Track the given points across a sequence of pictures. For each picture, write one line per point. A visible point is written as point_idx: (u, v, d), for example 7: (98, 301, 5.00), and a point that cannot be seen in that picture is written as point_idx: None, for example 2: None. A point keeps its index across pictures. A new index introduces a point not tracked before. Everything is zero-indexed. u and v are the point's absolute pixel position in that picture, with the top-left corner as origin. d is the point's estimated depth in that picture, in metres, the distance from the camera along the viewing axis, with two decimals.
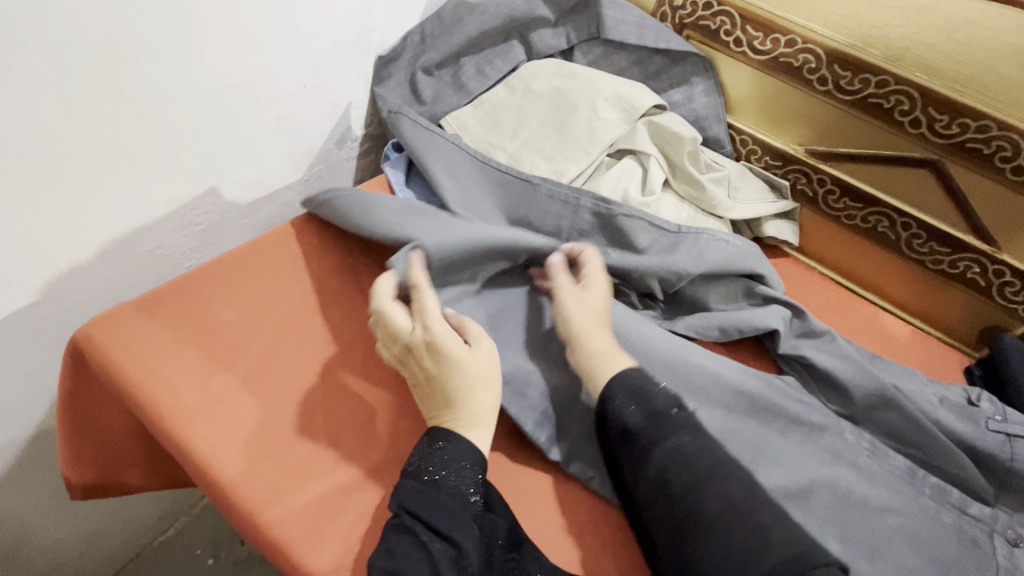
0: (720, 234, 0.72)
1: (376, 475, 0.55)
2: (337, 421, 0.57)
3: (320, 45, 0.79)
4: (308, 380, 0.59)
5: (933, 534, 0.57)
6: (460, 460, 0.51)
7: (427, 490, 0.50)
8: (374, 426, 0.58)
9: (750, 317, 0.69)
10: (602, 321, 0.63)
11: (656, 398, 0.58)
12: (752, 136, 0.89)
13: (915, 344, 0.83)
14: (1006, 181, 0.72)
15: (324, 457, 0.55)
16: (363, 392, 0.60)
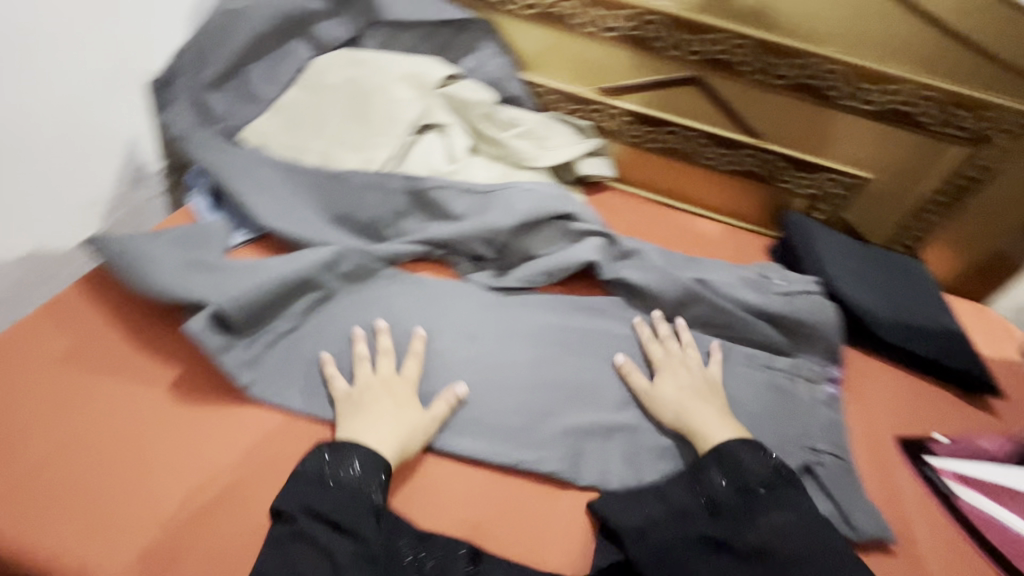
0: (525, 185, 0.77)
1: (244, 510, 0.54)
2: (191, 469, 0.55)
3: (73, 85, 0.72)
4: (153, 439, 0.56)
5: (743, 393, 0.68)
6: (366, 468, 0.55)
7: (325, 496, 0.53)
8: (234, 463, 0.56)
9: (568, 254, 0.75)
10: (712, 394, 0.66)
11: (744, 476, 0.58)
12: (546, 86, 0.93)
13: (724, 240, 0.95)
14: (750, 81, 0.83)
15: (182, 509, 0.53)
16: (222, 432, 0.58)
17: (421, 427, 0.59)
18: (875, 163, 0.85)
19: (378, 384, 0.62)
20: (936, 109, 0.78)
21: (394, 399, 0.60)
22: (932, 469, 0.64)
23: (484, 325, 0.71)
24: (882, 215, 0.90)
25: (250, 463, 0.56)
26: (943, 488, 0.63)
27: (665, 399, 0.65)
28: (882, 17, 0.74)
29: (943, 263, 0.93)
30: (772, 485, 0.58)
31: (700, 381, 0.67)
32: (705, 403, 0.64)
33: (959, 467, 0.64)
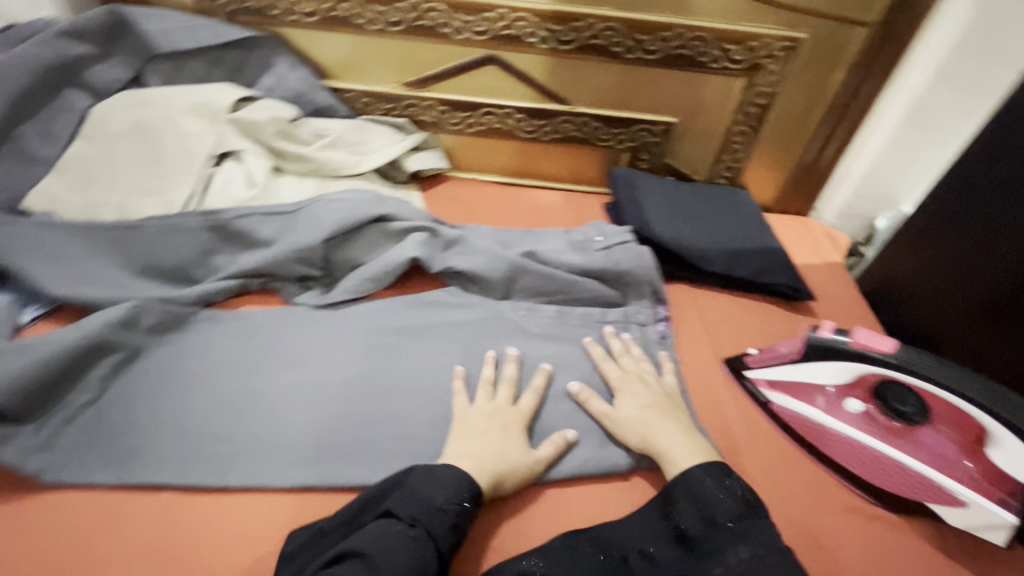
0: (333, 196, 0.75)
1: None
2: (42, 562, 0.51)
3: None
4: (18, 538, 0.52)
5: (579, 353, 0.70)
6: (463, 489, 0.53)
7: (416, 502, 0.52)
8: (115, 547, 0.52)
9: (391, 256, 0.74)
10: (682, 414, 0.63)
11: (720, 508, 0.53)
12: (355, 91, 0.93)
13: (565, 207, 0.96)
14: (541, 50, 0.85)
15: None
16: (53, 529, 0.53)
17: (523, 462, 0.58)
18: (676, 107, 0.90)
19: (491, 412, 0.62)
20: (709, 47, 0.82)
21: (496, 424, 0.61)
22: (753, 381, 0.66)
23: (313, 346, 0.69)
24: (698, 153, 0.96)
25: (130, 546, 0.53)
26: (764, 398, 0.65)
27: (626, 419, 0.62)
28: None
29: (762, 187, 1.00)
30: (742, 517, 0.52)
31: (666, 399, 0.63)
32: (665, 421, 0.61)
33: (775, 374, 0.65)
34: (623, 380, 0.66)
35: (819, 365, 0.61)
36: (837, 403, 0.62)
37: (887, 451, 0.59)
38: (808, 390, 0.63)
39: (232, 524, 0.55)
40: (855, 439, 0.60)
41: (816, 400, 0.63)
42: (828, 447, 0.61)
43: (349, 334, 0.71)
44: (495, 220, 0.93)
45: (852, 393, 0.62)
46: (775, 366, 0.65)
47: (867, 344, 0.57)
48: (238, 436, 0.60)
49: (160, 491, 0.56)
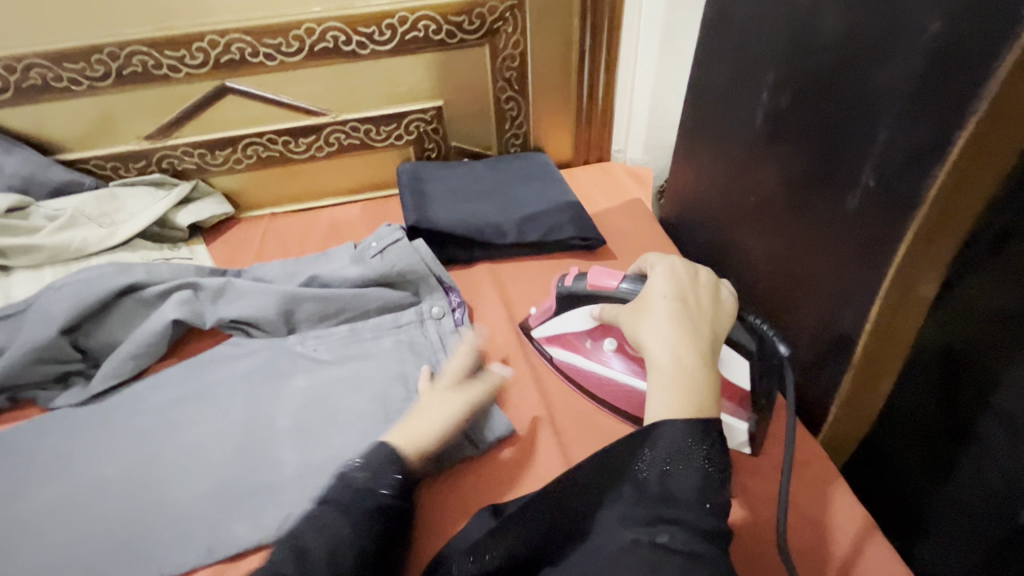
0: (64, 280, 0.68)
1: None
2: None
3: None
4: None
5: (374, 366, 0.67)
6: (388, 463, 0.50)
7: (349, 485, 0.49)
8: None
9: (149, 324, 0.68)
10: (714, 339, 0.50)
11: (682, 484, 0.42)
12: (96, 158, 0.85)
13: (365, 217, 0.93)
14: (272, 67, 0.80)
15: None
16: None
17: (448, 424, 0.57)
18: (438, 89, 0.88)
19: (428, 395, 0.61)
20: (438, 24, 0.81)
21: (432, 399, 0.60)
22: (538, 339, 0.70)
23: (76, 451, 0.62)
24: (480, 129, 0.94)
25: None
26: (547, 354, 0.69)
27: (649, 309, 0.53)
28: None
29: (559, 144, 1.00)
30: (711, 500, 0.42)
31: (696, 317, 0.51)
32: (688, 337, 0.49)
33: (548, 330, 0.69)
34: (658, 266, 0.57)
35: (574, 314, 0.66)
36: (598, 346, 0.66)
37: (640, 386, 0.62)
38: (575, 339, 0.67)
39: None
40: (616, 379, 0.63)
41: (584, 347, 0.66)
42: (599, 390, 0.64)
43: (116, 422, 0.64)
44: (291, 252, 0.87)
45: (609, 334, 0.65)
46: (548, 323, 0.69)
47: (596, 284, 0.62)
48: (138, 528, 0.55)
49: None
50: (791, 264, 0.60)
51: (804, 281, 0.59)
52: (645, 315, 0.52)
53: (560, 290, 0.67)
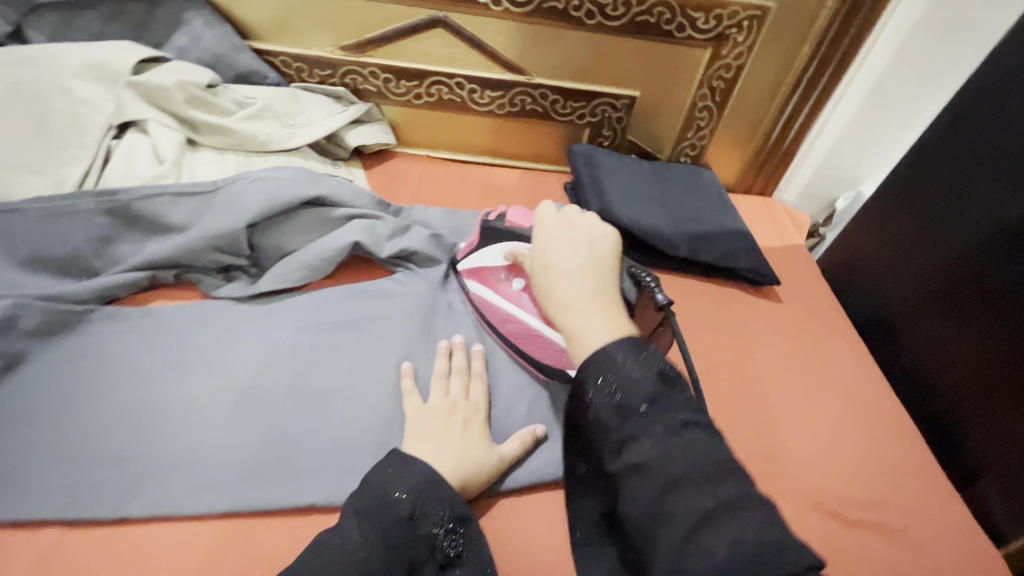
0: (258, 173, 0.66)
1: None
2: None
3: None
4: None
5: None
6: (422, 489, 0.47)
7: (387, 512, 0.45)
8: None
9: (328, 241, 0.66)
10: (598, 279, 0.50)
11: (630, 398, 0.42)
12: (287, 55, 0.82)
13: (522, 187, 0.90)
14: (495, 12, 0.77)
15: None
16: None
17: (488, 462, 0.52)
18: (641, 80, 0.84)
19: (447, 408, 0.55)
20: (673, 14, 0.77)
21: (455, 420, 0.54)
22: (462, 273, 0.68)
23: (236, 347, 0.60)
24: (661, 129, 0.91)
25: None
26: (466, 287, 0.67)
27: (541, 270, 0.52)
28: None
29: (727, 165, 0.96)
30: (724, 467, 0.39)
31: (577, 263, 0.51)
32: (572, 287, 0.49)
33: (469, 263, 0.67)
34: (540, 218, 0.57)
35: (492, 247, 0.64)
36: (510, 285, 0.62)
37: (542, 327, 0.59)
38: (490, 274, 0.64)
39: (131, 556, 0.46)
40: (521, 318, 0.60)
41: (495, 283, 0.64)
42: (507, 330, 0.62)
43: (280, 330, 0.62)
44: (448, 202, 0.85)
45: (521, 273, 0.62)
46: (471, 256, 0.67)
47: (513, 222, 0.62)
48: (301, 446, 0.54)
49: (42, 528, 0.46)
50: (1004, 363, 0.59)
51: (1015, 381, 0.58)
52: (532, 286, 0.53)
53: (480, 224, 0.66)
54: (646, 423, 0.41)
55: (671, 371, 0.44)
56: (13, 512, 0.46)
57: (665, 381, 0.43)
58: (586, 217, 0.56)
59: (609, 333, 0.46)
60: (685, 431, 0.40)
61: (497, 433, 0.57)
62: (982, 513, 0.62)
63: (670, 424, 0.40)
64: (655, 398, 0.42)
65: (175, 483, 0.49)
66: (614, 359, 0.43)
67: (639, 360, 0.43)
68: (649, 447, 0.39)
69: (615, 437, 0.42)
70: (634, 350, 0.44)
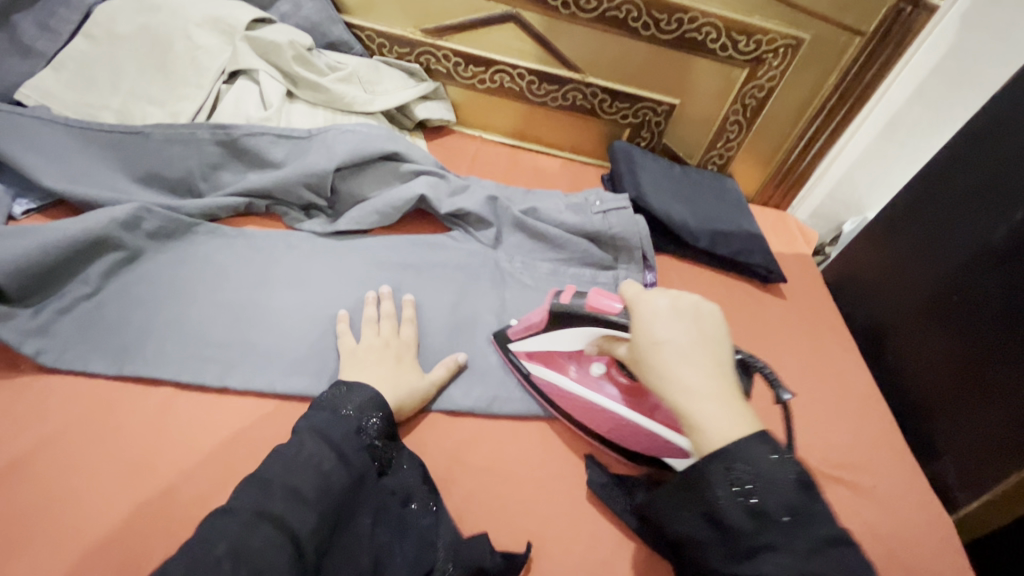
0: (347, 127, 0.76)
1: (108, 481, 0.50)
2: (44, 432, 0.51)
3: None
4: (24, 412, 0.52)
5: None
6: (369, 406, 0.53)
7: (338, 423, 0.51)
8: (111, 429, 0.53)
9: (399, 192, 0.75)
10: (714, 356, 0.45)
11: (765, 491, 0.41)
12: (373, 31, 0.93)
13: (564, 174, 1.00)
14: (563, 15, 0.87)
15: (61, 486, 0.49)
16: (43, 412, 0.52)
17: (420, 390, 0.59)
18: (682, 90, 0.95)
19: (379, 345, 0.61)
20: (719, 34, 0.87)
21: (388, 356, 0.60)
22: (516, 354, 0.65)
23: (316, 270, 0.69)
24: (695, 137, 1.01)
25: (135, 429, 0.53)
26: (525, 370, 0.64)
27: (661, 362, 0.45)
28: None
29: (748, 177, 1.06)
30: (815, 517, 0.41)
31: (691, 341, 0.46)
32: (692, 372, 0.44)
33: (531, 347, 0.64)
34: (635, 295, 0.50)
35: (564, 334, 0.60)
36: (585, 372, 0.62)
37: (620, 414, 0.59)
38: (561, 360, 0.63)
39: (233, 416, 0.56)
40: (605, 407, 0.60)
41: (567, 371, 0.62)
42: (588, 420, 0.61)
43: (353, 261, 0.72)
44: (498, 179, 0.95)
45: (596, 358, 0.62)
46: (531, 339, 0.64)
47: (598, 307, 0.55)
48: None
49: (159, 385, 0.56)
50: (975, 367, 0.69)
51: (984, 381, 0.67)
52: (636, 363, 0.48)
53: (551, 306, 0.60)
54: (789, 535, 0.40)
55: (809, 474, 0.42)
56: (137, 369, 0.56)
57: (807, 490, 0.41)
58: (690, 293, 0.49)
59: (744, 427, 0.43)
60: (828, 550, 0.39)
61: (425, 361, 0.65)
62: (942, 491, 0.71)
63: (815, 542, 0.39)
64: (797, 508, 0.41)
65: (267, 367, 0.59)
66: (743, 447, 0.41)
67: (775, 454, 0.41)
68: (793, 563, 0.39)
69: (748, 540, 0.41)
70: (773, 447, 0.42)
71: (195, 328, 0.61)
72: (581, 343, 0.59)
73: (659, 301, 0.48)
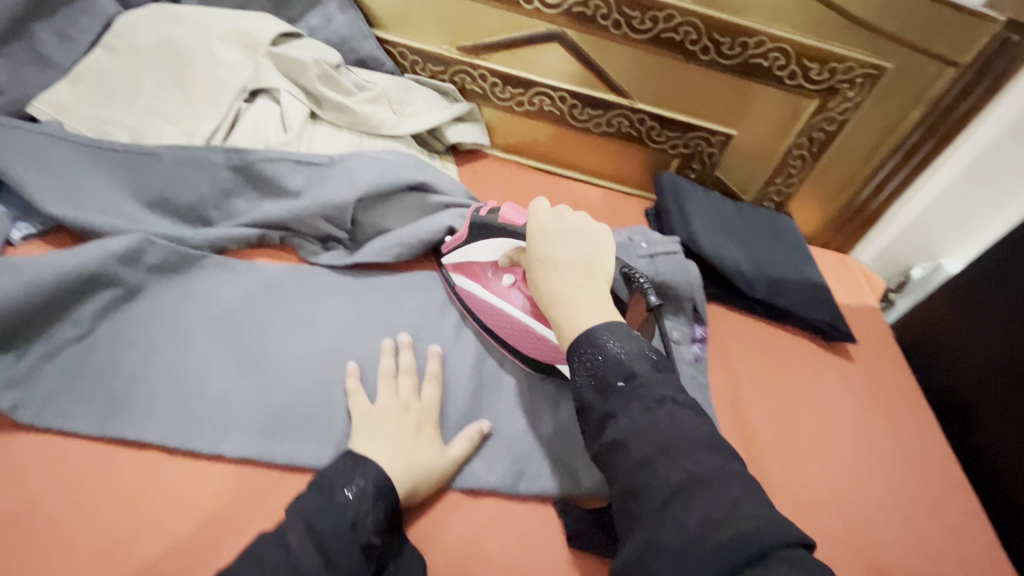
0: (371, 153, 0.69)
1: (74, 567, 0.44)
2: (12, 499, 0.46)
3: None
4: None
5: None
6: (373, 492, 0.46)
7: (329, 515, 0.43)
8: (87, 502, 0.46)
9: (424, 226, 0.68)
10: (592, 266, 0.52)
11: (607, 369, 0.44)
12: (406, 47, 0.86)
13: (603, 205, 0.92)
14: (613, 35, 0.79)
15: (20, 566, 0.43)
16: (15, 474, 0.47)
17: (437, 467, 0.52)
18: (741, 120, 0.85)
19: (397, 409, 0.54)
20: (788, 61, 0.78)
21: (405, 420, 0.53)
22: (446, 268, 0.68)
23: (330, 313, 0.62)
24: (751, 170, 0.91)
25: (112, 505, 0.47)
26: (450, 282, 0.67)
27: (547, 265, 0.52)
28: None
29: (810, 216, 0.96)
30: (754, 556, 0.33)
31: (568, 255, 0.52)
32: (562, 277, 0.50)
33: (457, 258, 0.67)
34: (535, 210, 0.57)
35: (482, 244, 0.64)
36: (497, 279, 0.65)
37: (522, 318, 0.61)
38: (479, 270, 0.66)
39: (222, 491, 0.49)
40: (509, 312, 0.62)
41: (484, 279, 0.65)
42: (493, 323, 0.64)
43: (370, 303, 0.65)
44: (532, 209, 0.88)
45: (510, 270, 0.64)
46: (457, 251, 0.67)
47: (507, 218, 0.60)
48: None
49: (146, 449, 0.50)
50: None
51: None
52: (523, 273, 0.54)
53: (474, 219, 0.64)
54: (624, 400, 0.42)
55: (661, 362, 0.45)
56: (121, 429, 0.50)
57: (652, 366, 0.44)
58: (584, 218, 0.56)
59: (601, 318, 0.47)
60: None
61: (445, 424, 0.57)
62: None
63: (647, 402, 0.41)
64: (634, 375, 0.43)
65: (267, 429, 0.52)
66: (612, 333, 0.46)
67: (619, 339, 0.45)
68: (627, 424, 0.41)
69: (599, 413, 0.43)
70: (619, 334, 0.46)
71: (190, 378, 0.54)
72: (496, 249, 0.63)
73: (553, 215, 0.55)
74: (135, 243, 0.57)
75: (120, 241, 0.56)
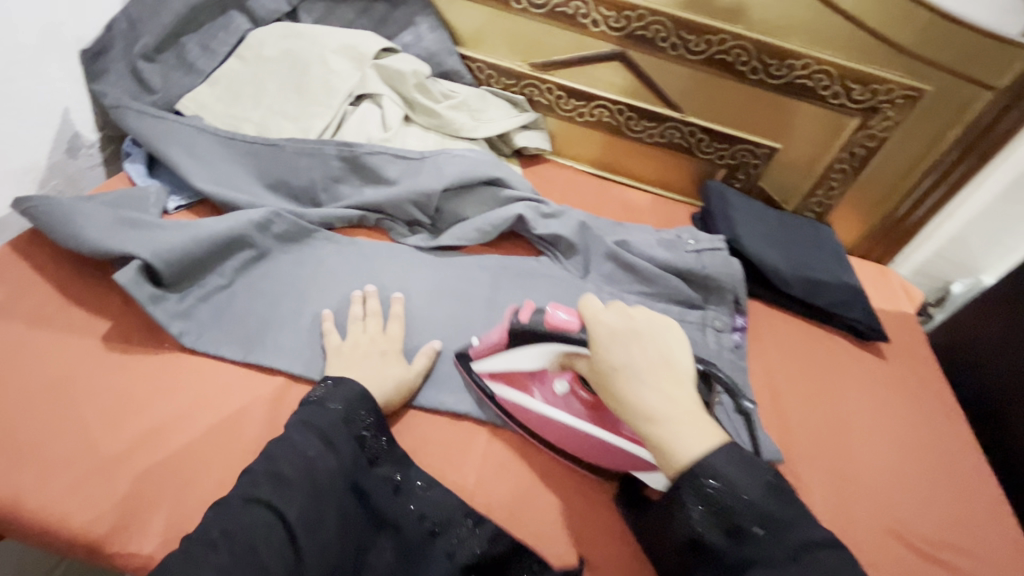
0: (456, 151, 0.81)
1: (227, 459, 0.54)
2: (175, 403, 0.57)
3: (21, 53, 0.73)
4: (163, 383, 0.58)
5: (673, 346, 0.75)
6: (353, 400, 0.55)
7: (324, 414, 0.53)
8: (233, 410, 0.58)
9: (498, 213, 0.79)
10: (675, 373, 0.47)
11: (735, 508, 0.44)
12: (484, 62, 0.98)
13: (652, 208, 1.01)
14: (670, 55, 0.89)
15: (181, 450, 0.54)
16: (181, 382, 0.58)
17: (407, 379, 0.61)
18: (786, 135, 0.93)
19: (366, 342, 0.63)
20: (831, 82, 0.85)
21: (377, 352, 0.62)
22: (479, 373, 0.64)
23: (414, 282, 0.74)
24: (795, 182, 0.98)
25: (251, 414, 0.58)
26: (489, 390, 0.63)
27: (624, 391, 0.47)
28: (824, 12, 0.80)
29: (849, 226, 1.01)
30: (776, 520, 0.44)
31: (648, 366, 0.47)
32: (650, 391, 0.47)
33: (493, 365, 0.62)
34: (589, 316, 0.51)
35: (524, 351, 0.59)
36: (548, 389, 0.61)
37: (586, 429, 0.58)
38: (524, 379, 0.61)
39: None
40: (568, 424, 0.59)
41: (531, 392, 0.61)
42: (551, 436, 0.60)
43: (450, 277, 0.76)
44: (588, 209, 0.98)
45: (560, 374, 0.60)
46: (495, 356, 0.62)
47: (557, 324, 0.55)
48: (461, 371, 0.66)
49: (275, 375, 0.61)
50: None
51: None
52: (597, 382, 0.51)
53: (512, 323, 0.60)
54: (762, 546, 0.43)
55: (780, 482, 0.46)
56: (258, 358, 0.61)
57: (777, 493, 0.45)
58: (644, 313, 0.51)
59: (706, 449, 0.45)
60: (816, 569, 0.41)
61: None
62: None
63: (792, 550, 0.42)
64: (767, 517, 0.44)
65: None
66: (728, 461, 0.45)
67: (744, 470, 0.45)
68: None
69: (731, 556, 0.44)
70: (738, 459, 0.45)
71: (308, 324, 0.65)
72: (545, 358, 0.58)
73: (613, 322, 0.50)
74: (268, 216, 0.70)
75: (257, 211, 0.69)
